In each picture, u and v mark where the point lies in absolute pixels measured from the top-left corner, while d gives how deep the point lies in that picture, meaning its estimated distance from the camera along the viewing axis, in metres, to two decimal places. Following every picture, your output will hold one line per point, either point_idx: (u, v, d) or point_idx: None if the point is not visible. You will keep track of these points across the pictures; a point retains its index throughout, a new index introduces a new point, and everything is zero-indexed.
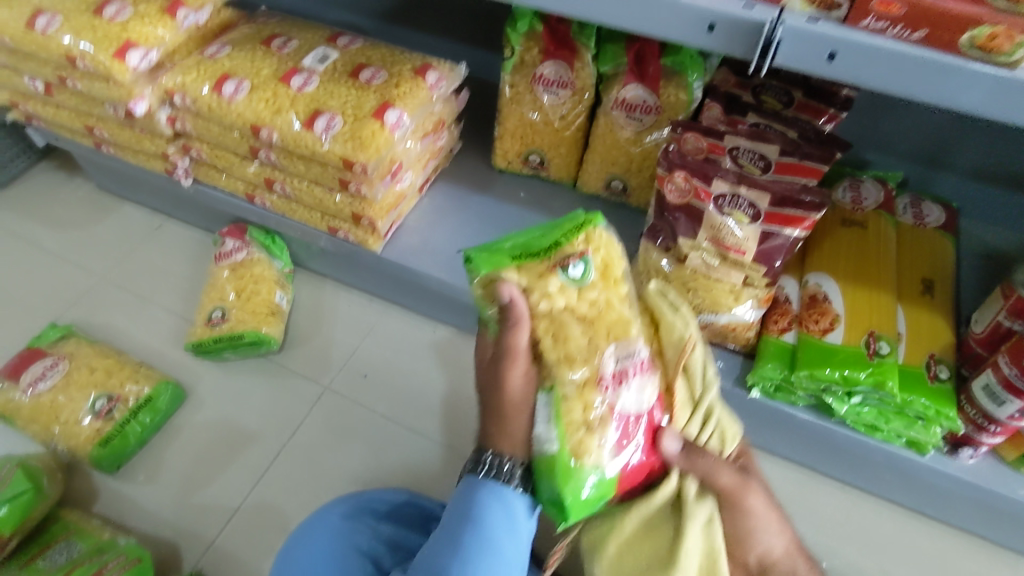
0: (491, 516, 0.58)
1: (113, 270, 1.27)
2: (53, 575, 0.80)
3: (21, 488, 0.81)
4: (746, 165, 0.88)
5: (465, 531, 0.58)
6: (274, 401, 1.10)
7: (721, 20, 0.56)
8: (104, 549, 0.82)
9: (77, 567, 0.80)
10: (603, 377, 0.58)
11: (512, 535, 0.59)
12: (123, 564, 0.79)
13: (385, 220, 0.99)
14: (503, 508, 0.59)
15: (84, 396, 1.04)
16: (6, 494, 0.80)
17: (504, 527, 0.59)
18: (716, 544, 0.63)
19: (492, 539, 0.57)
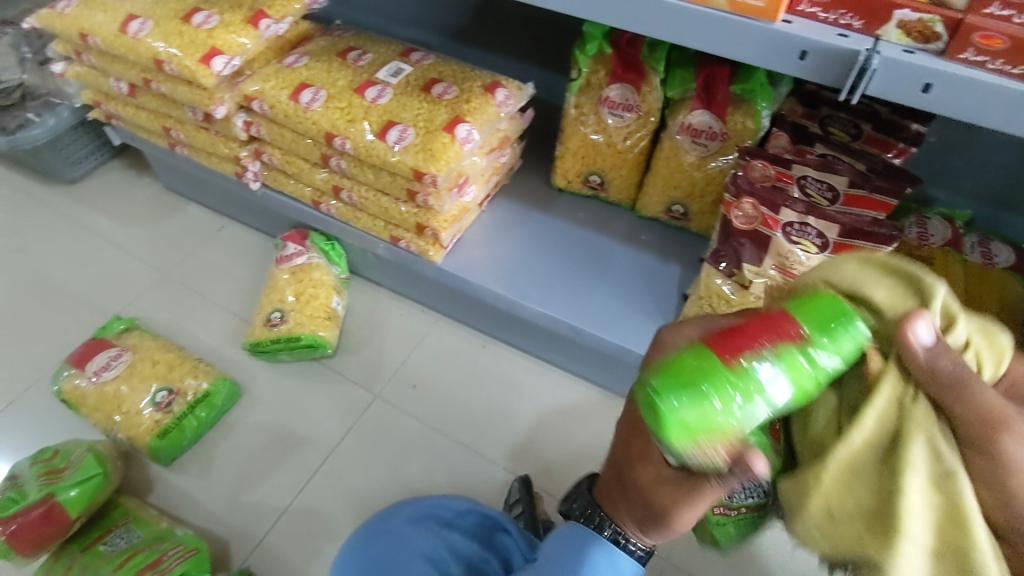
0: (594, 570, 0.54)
1: (177, 268, 1.31)
2: (114, 558, 0.82)
3: (92, 472, 0.84)
4: (813, 195, 0.88)
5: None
6: (326, 404, 1.12)
7: (814, 48, 0.57)
8: (164, 538, 0.84)
9: (137, 553, 0.82)
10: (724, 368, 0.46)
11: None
12: (183, 554, 0.81)
13: (448, 232, 1.01)
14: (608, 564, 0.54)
15: (146, 387, 1.07)
16: (78, 477, 0.82)
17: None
18: (965, 500, 0.41)
19: None
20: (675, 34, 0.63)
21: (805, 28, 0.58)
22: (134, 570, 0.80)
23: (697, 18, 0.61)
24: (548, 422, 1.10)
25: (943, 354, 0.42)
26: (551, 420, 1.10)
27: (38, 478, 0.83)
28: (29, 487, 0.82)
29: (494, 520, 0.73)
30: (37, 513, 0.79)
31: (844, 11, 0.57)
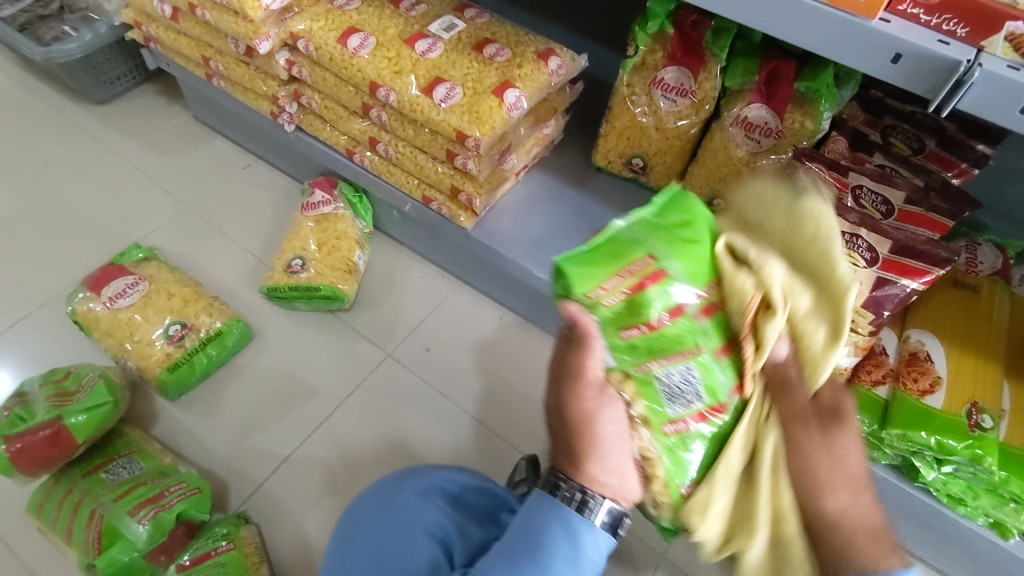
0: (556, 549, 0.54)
1: (201, 202, 1.29)
2: (115, 488, 0.81)
3: (101, 400, 0.83)
4: (866, 207, 0.85)
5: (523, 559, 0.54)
6: (338, 358, 1.11)
7: (911, 52, 0.54)
8: (166, 473, 0.83)
9: (139, 485, 0.81)
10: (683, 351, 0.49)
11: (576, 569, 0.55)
12: (184, 492, 0.81)
13: (483, 199, 0.98)
14: (577, 533, 0.55)
15: (160, 320, 1.05)
16: (87, 403, 0.82)
17: (571, 559, 0.54)
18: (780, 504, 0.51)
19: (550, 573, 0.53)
20: (762, 20, 0.59)
21: (903, 29, 0.55)
22: (134, 501, 0.79)
23: (788, 5, 0.57)
24: None
25: (792, 363, 0.49)
26: None
27: (48, 398, 0.82)
28: (37, 407, 0.82)
29: (498, 500, 0.73)
30: (43, 433, 0.78)
31: (949, 16, 0.53)
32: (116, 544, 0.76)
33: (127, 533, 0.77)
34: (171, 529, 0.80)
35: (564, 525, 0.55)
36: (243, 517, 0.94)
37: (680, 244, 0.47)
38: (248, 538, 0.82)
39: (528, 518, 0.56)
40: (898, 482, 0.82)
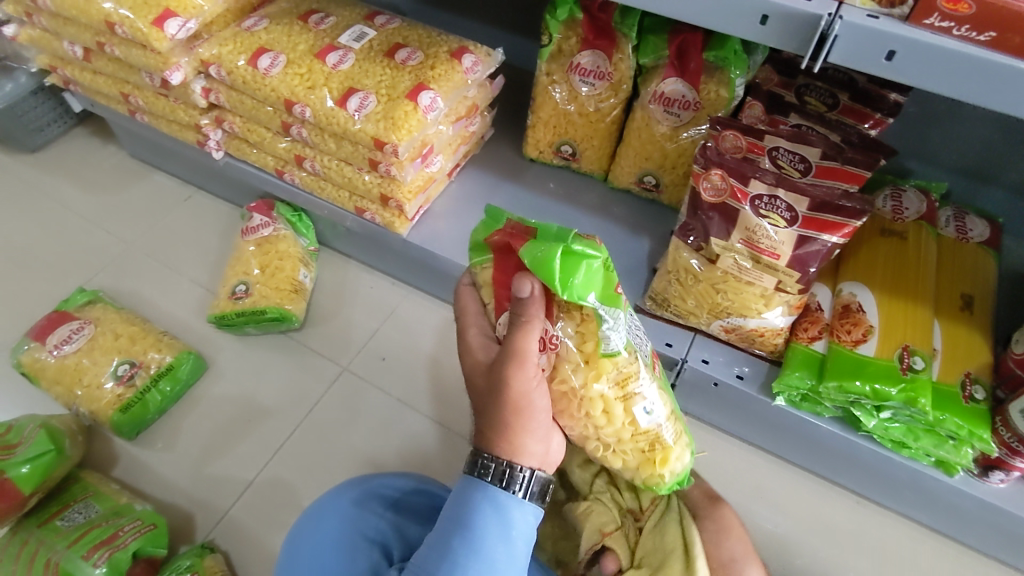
0: (487, 524, 0.55)
1: (143, 238, 1.28)
2: (71, 533, 0.81)
3: (45, 449, 0.83)
4: (785, 166, 0.85)
5: (455, 537, 0.55)
6: (294, 378, 1.10)
7: (776, 12, 0.55)
8: (121, 513, 0.83)
9: (94, 529, 0.81)
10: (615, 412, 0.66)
11: (508, 545, 0.56)
12: (139, 530, 0.81)
13: (413, 203, 0.98)
14: (504, 509, 0.56)
15: (108, 361, 1.05)
16: (30, 453, 0.82)
17: (501, 536, 0.56)
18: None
19: (482, 547, 0.55)
20: None
21: None
22: (88, 545, 0.80)
23: None
24: None
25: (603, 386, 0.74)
26: None
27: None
28: None
29: (439, 500, 0.75)
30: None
31: None
32: None
33: None
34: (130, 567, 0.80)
35: (490, 505, 0.56)
36: (208, 547, 0.93)
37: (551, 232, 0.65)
38: (212, 566, 0.82)
39: (454, 503, 0.57)
40: (843, 432, 0.83)
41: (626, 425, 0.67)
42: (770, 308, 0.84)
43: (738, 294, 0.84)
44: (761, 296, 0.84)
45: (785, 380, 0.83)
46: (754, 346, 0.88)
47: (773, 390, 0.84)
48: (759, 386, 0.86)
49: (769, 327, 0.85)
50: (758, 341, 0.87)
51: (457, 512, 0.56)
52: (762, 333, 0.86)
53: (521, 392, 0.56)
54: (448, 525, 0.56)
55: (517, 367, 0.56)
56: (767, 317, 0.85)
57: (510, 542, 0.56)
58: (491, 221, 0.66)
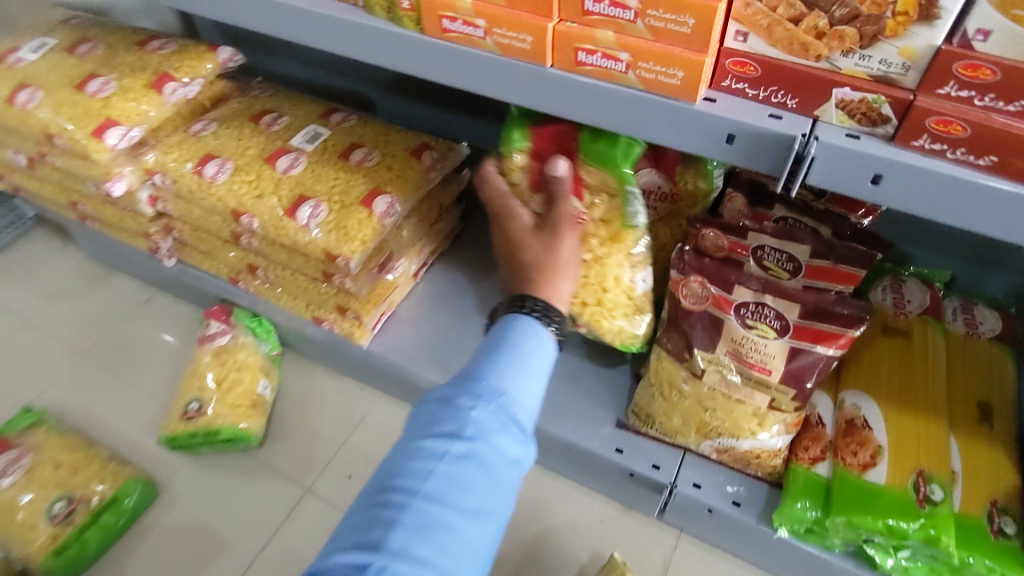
0: (529, 343, 0.59)
1: (98, 347, 1.21)
2: None
3: None
4: (771, 266, 0.77)
5: (501, 348, 0.58)
6: (251, 503, 1.01)
7: (743, 131, 0.48)
8: None
9: None
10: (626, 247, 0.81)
11: (545, 364, 0.60)
12: None
13: (372, 315, 0.91)
14: (539, 336, 0.61)
15: (44, 497, 0.96)
16: None
17: (542, 356, 0.59)
18: None
19: (526, 362, 0.57)
20: (589, 110, 0.54)
21: (730, 108, 0.49)
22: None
23: (605, 97, 0.52)
24: None
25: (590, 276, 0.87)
26: None
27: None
28: None
29: None
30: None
31: (775, 87, 0.47)
32: None
33: None
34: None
35: (531, 328, 0.60)
36: None
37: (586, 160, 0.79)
38: None
39: (497, 330, 0.61)
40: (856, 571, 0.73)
41: (627, 292, 0.84)
42: (764, 428, 0.75)
43: (728, 413, 0.76)
44: (755, 415, 0.75)
45: (786, 512, 0.73)
46: (750, 468, 0.79)
47: (774, 522, 0.75)
48: (759, 515, 0.77)
49: (766, 449, 0.77)
50: (754, 462, 0.78)
51: (496, 375, 0.55)
52: (757, 455, 0.77)
53: (560, 259, 0.68)
54: (493, 390, 0.54)
55: (569, 231, 0.70)
56: (762, 439, 0.76)
57: (539, 394, 0.58)
58: (516, 106, 0.79)
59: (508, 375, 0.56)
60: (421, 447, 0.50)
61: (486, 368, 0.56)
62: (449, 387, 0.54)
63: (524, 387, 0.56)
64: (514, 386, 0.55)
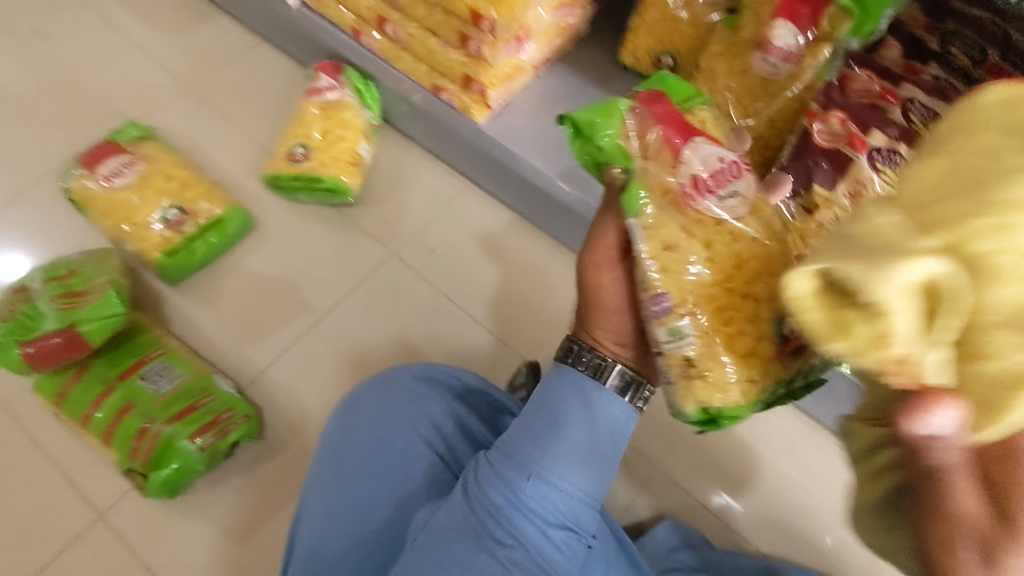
0: (569, 400, 0.61)
1: (201, 81, 1.20)
2: (160, 396, 0.88)
3: (114, 311, 0.85)
4: (916, 121, 0.75)
5: (569, 402, 0.61)
6: (338, 255, 1.06)
7: None
8: (206, 390, 0.90)
9: (182, 396, 0.89)
10: (797, 52, 0.81)
11: (604, 424, 0.61)
12: (237, 420, 0.88)
13: (496, 91, 0.94)
14: (588, 399, 0.61)
15: (157, 202, 1.02)
16: (100, 313, 0.85)
17: (584, 421, 0.60)
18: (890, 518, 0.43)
19: (561, 427, 0.60)
20: None
21: None
22: (193, 427, 0.86)
23: None
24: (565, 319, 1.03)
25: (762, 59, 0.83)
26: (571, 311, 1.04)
27: (59, 299, 0.85)
28: (46, 306, 0.85)
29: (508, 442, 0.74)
30: (59, 341, 0.82)
31: None
32: (172, 462, 0.84)
33: (182, 452, 0.84)
34: (222, 455, 0.88)
35: (576, 389, 0.61)
36: (239, 411, 0.89)
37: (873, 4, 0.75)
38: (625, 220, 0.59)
39: (557, 386, 0.62)
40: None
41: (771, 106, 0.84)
42: None
43: None
44: None
45: None
46: None
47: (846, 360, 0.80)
48: None
49: None
50: None
51: (555, 470, 0.59)
52: None
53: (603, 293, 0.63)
54: (548, 489, 0.59)
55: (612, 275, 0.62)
56: None
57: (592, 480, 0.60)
58: None
59: (557, 455, 0.59)
60: (506, 491, 0.59)
61: (544, 438, 0.60)
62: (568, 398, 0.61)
63: (577, 477, 0.59)
64: (567, 465, 0.59)
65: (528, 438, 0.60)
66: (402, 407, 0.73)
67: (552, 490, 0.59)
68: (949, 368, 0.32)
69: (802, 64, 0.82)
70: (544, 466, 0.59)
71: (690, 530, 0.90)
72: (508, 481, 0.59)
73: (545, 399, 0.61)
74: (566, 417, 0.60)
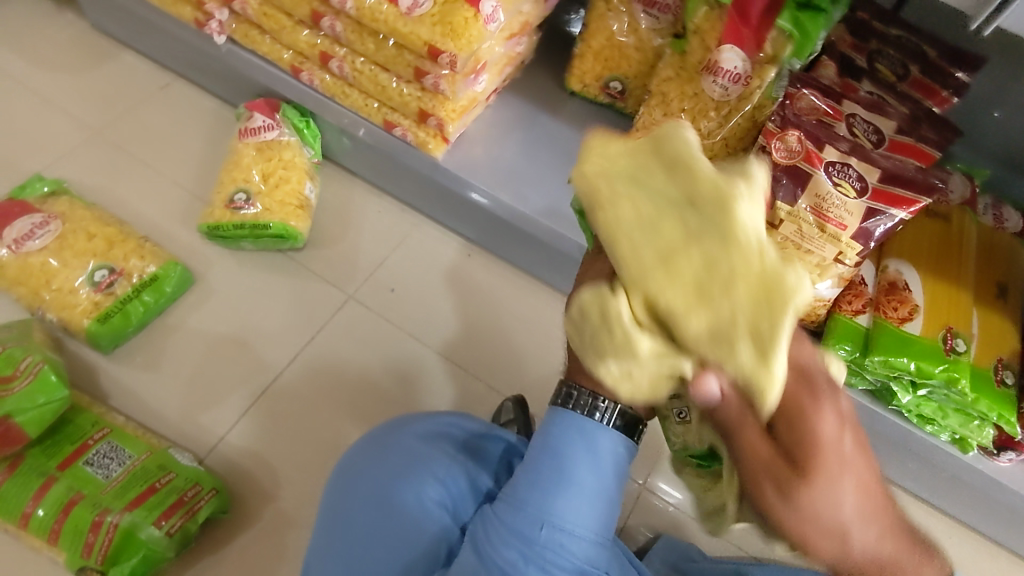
0: (571, 443, 0.60)
1: (112, 126, 1.10)
2: (112, 481, 0.80)
3: (56, 400, 0.77)
4: (858, 135, 0.82)
5: (569, 446, 0.60)
6: (293, 303, 1.00)
7: None
8: (165, 466, 0.81)
9: (136, 477, 0.80)
10: (744, 73, 0.84)
11: (603, 462, 0.61)
12: (204, 495, 0.79)
13: (455, 125, 0.91)
14: (591, 438, 0.61)
15: (82, 264, 0.92)
16: (37, 403, 0.76)
17: (587, 459, 0.60)
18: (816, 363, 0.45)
19: (566, 469, 0.60)
20: None
21: None
22: (156, 511, 0.77)
23: None
24: (538, 348, 1.02)
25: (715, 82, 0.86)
26: (543, 339, 1.03)
27: None
28: None
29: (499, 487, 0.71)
30: None
31: None
32: (136, 554, 0.75)
33: (146, 540, 0.75)
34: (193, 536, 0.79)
35: (577, 432, 0.61)
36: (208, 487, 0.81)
37: (810, 29, 0.79)
38: None
39: (549, 429, 0.62)
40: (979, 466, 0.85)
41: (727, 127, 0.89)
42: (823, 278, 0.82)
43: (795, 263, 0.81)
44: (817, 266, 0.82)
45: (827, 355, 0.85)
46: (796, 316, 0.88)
47: None
48: None
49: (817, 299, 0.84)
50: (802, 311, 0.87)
51: (562, 512, 0.59)
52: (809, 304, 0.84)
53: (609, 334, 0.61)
54: (558, 532, 0.59)
55: None
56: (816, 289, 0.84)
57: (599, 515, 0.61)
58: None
59: (564, 500, 0.59)
60: (517, 540, 0.59)
61: (546, 484, 0.60)
62: (567, 439, 0.61)
63: (583, 516, 0.60)
64: (573, 507, 0.59)
65: (532, 483, 0.60)
66: (400, 458, 0.69)
67: (560, 531, 0.59)
68: (768, 367, 0.43)
69: (751, 84, 0.85)
70: (551, 508, 0.59)
71: (683, 544, 0.89)
72: (519, 530, 0.60)
73: (539, 443, 0.62)
74: (567, 458, 0.60)
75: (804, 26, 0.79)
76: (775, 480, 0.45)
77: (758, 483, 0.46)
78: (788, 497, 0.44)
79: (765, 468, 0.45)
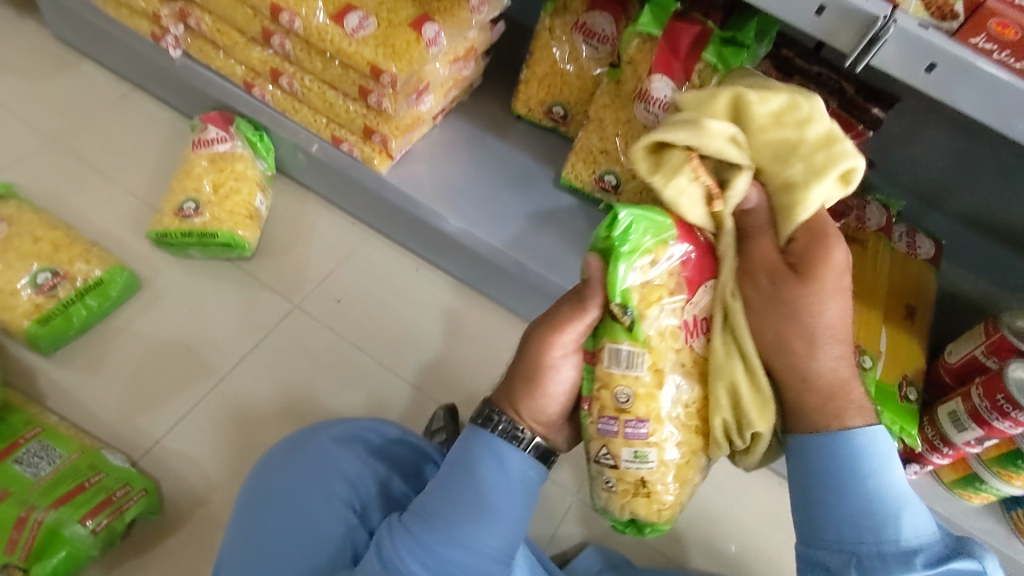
0: (486, 462, 0.61)
1: (68, 133, 1.12)
2: (42, 480, 0.80)
3: None
4: None
5: (484, 463, 0.61)
6: (238, 311, 1.02)
7: (835, 5, 0.58)
8: (97, 466, 0.82)
9: (67, 477, 0.81)
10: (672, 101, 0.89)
11: (511, 484, 0.62)
12: (134, 496, 0.80)
13: (398, 141, 0.95)
14: (503, 457, 0.61)
15: (26, 267, 0.93)
16: None
17: (498, 478, 0.61)
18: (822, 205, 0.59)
19: (476, 486, 0.60)
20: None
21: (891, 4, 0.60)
22: (83, 509, 0.78)
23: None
24: (477, 360, 1.05)
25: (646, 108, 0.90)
26: (484, 352, 1.05)
27: None
28: None
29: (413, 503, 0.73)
30: None
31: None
32: (60, 550, 0.76)
33: (71, 538, 0.76)
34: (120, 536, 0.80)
35: (491, 449, 0.61)
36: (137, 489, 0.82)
37: (733, 61, 0.85)
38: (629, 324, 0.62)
39: (465, 446, 0.62)
40: None
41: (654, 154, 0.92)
42: None
43: None
44: None
45: None
46: None
47: None
48: None
49: None
50: None
51: (469, 529, 0.59)
52: None
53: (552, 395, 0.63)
54: (463, 550, 0.59)
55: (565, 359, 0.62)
56: None
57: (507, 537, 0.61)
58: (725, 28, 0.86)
59: (470, 518, 0.59)
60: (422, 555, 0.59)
61: (456, 501, 0.60)
62: (482, 457, 0.61)
63: (490, 536, 0.59)
64: (480, 525, 0.59)
65: (440, 494, 0.61)
66: (315, 466, 0.72)
67: (465, 548, 0.59)
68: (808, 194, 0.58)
69: None
70: (459, 526, 0.59)
71: (608, 552, 0.91)
72: (425, 544, 0.59)
73: (455, 459, 0.62)
74: (476, 473, 0.61)
75: (727, 59, 0.85)
76: (773, 276, 0.59)
77: (762, 295, 0.59)
78: (781, 296, 0.58)
79: (769, 265, 0.59)
